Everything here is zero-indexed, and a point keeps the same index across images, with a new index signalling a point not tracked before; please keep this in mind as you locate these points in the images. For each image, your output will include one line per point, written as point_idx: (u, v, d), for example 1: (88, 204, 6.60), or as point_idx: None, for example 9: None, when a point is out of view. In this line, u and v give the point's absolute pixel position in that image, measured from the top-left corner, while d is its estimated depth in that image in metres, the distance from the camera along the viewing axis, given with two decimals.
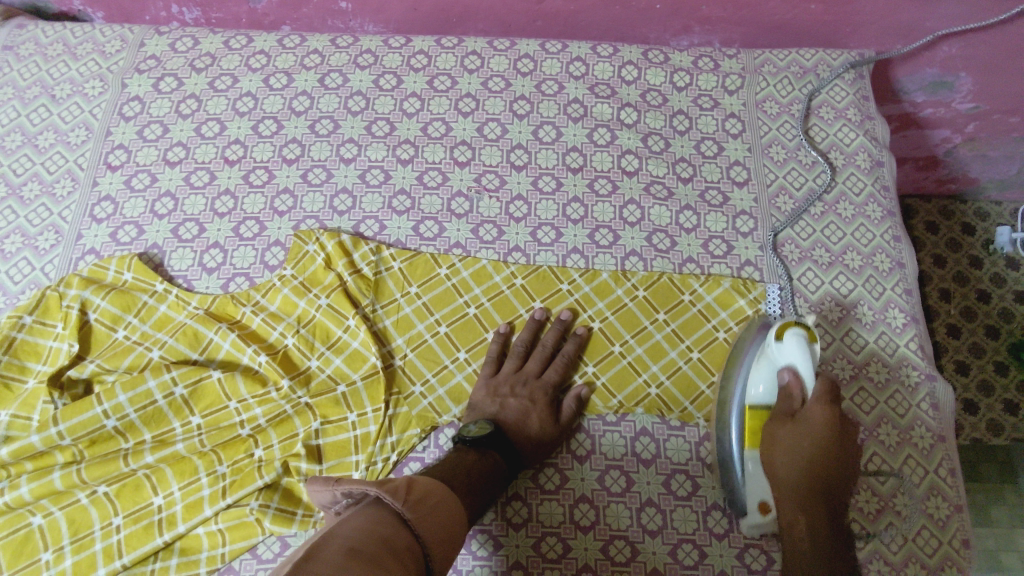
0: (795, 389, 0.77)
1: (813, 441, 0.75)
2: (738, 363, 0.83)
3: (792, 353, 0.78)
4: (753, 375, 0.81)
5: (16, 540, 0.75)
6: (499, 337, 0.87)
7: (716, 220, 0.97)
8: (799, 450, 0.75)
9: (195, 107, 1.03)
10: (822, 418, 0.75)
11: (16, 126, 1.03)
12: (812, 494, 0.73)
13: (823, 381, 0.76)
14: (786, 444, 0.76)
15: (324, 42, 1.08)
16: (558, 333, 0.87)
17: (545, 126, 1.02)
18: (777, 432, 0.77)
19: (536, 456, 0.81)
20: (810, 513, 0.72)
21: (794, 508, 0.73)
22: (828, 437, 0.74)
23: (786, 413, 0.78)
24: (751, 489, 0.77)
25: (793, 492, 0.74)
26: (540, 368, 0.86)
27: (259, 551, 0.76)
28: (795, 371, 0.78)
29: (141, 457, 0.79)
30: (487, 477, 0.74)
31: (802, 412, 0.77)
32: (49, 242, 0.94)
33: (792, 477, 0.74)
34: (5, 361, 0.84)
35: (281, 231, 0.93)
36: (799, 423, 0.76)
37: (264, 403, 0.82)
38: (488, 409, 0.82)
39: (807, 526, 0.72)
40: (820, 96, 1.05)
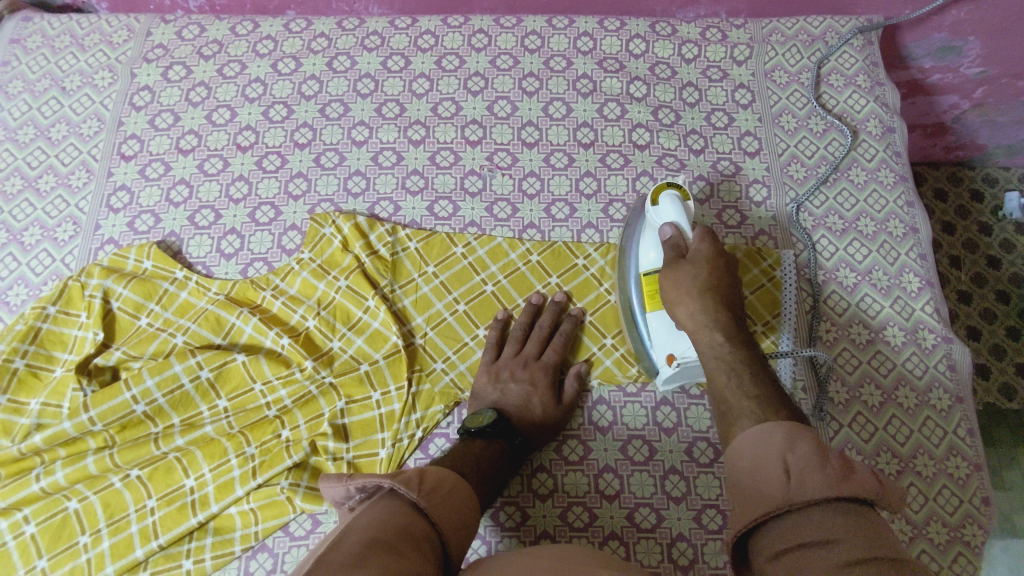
0: (676, 241, 0.76)
1: (706, 270, 0.72)
2: (633, 235, 0.84)
3: (667, 211, 0.78)
4: (644, 242, 0.81)
5: (53, 524, 0.74)
6: (499, 323, 0.87)
7: (730, 190, 0.97)
8: (694, 283, 0.72)
9: (205, 95, 1.00)
10: (707, 254, 0.74)
11: (28, 119, 0.99)
12: (725, 317, 0.69)
13: (700, 226, 0.76)
14: (677, 284, 0.73)
15: (330, 25, 1.06)
16: (554, 314, 0.87)
17: (555, 102, 1.01)
18: (672, 274, 0.75)
19: (543, 439, 0.81)
20: (726, 335, 0.68)
21: (711, 330, 0.69)
22: (717, 268, 0.73)
23: (678, 256, 0.75)
24: (657, 342, 0.79)
25: (703, 321, 0.69)
26: (540, 348, 0.86)
27: (292, 529, 0.77)
28: (675, 227, 0.77)
29: (172, 440, 0.78)
30: (494, 463, 0.75)
31: (691, 252, 0.75)
32: (68, 233, 0.91)
33: (704, 314, 0.70)
34: (31, 351, 0.82)
35: (297, 215, 0.93)
36: (689, 261, 0.74)
37: (290, 384, 0.82)
38: (490, 396, 0.82)
39: (727, 355, 0.66)
40: (829, 64, 1.05)
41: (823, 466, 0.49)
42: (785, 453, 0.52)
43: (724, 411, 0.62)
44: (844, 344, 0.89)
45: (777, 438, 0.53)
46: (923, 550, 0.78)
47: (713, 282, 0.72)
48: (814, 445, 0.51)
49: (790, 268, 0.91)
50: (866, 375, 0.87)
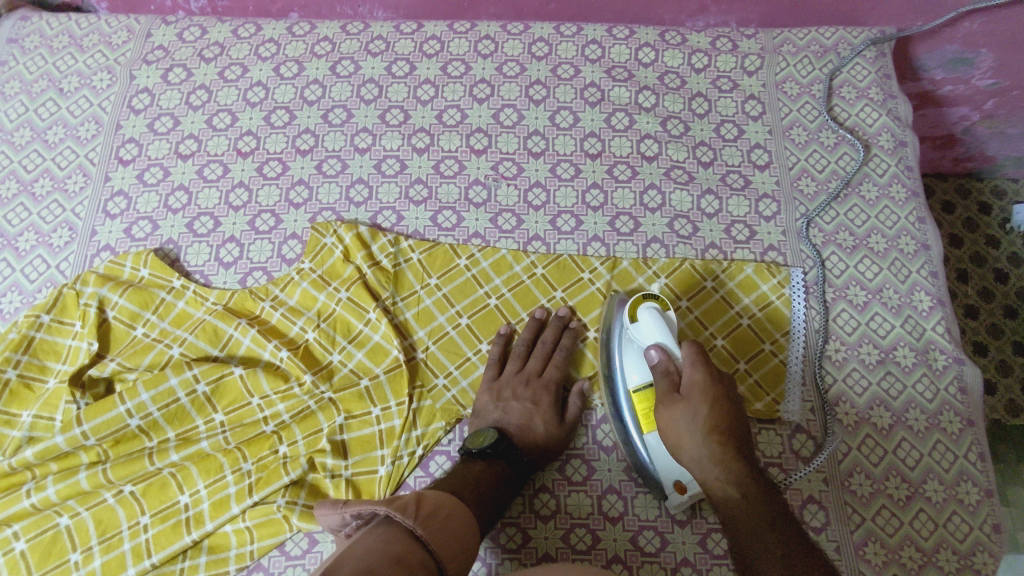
0: (666, 365, 0.74)
1: (705, 406, 0.68)
2: (612, 351, 0.81)
3: (651, 330, 0.76)
4: (629, 361, 0.78)
5: (44, 540, 0.72)
6: (501, 338, 0.86)
7: (739, 204, 0.95)
8: (695, 423, 0.68)
9: (206, 98, 0.98)
10: (702, 383, 0.70)
11: (24, 120, 0.97)
12: (736, 464, 0.65)
13: (688, 346, 0.72)
14: (677, 423, 0.69)
15: (334, 28, 1.04)
16: (557, 330, 0.85)
17: (562, 111, 1.00)
18: (668, 410, 0.70)
19: (546, 459, 0.79)
20: (743, 488, 0.64)
21: (724, 484, 0.64)
22: (716, 398, 0.68)
23: (671, 389, 0.72)
24: (662, 469, 0.75)
25: (716, 474, 0.65)
26: (544, 366, 0.85)
27: (288, 548, 0.75)
28: (662, 348, 0.75)
29: (167, 455, 0.77)
30: (495, 485, 0.73)
31: (684, 383, 0.71)
32: (63, 239, 0.89)
33: (712, 460, 0.66)
34: (24, 361, 0.80)
35: (298, 224, 0.91)
36: (683, 397, 0.70)
37: (288, 398, 0.80)
38: (491, 415, 0.80)
39: (746, 512, 0.62)
40: (841, 75, 1.03)
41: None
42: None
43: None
44: (854, 365, 0.87)
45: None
46: None
47: (717, 421, 0.67)
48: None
49: (797, 284, 0.90)
50: (875, 397, 0.85)
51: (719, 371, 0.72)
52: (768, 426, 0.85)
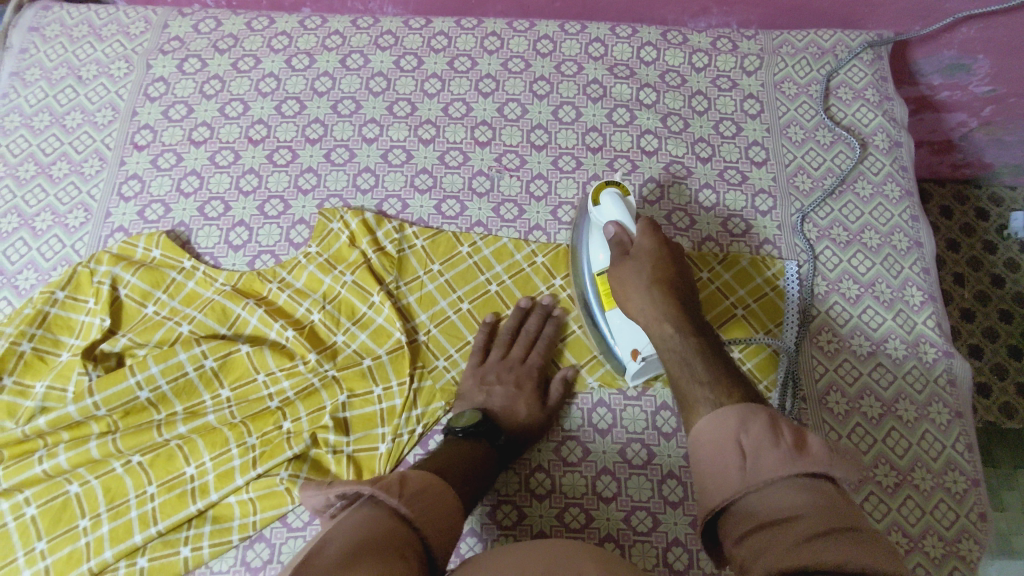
0: (621, 237, 0.79)
1: (651, 263, 0.75)
2: (579, 237, 0.87)
3: (609, 209, 0.81)
4: (592, 243, 0.84)
5: (54, 507, 0.74)
6: (486, 326, 0.88)
7: (736, 199, 0.98)
8: (639, 279, 0.74)
9: (219, 88, 1.01)
10: (651, 248, 0.76)
11: (43, 105, 1.00)
12: (674, 308, 0.70)
13: (642, 220, 0.78)
14: (625, 280, 0.75)
15: (345, 23, 1.07)
16: (541, 318, 0.88)
17: (565, 106, 1.02)
18: (617, 271, 0.77)
19: (528, 442, 0.81)
20: (676, 324, 0.68)
21: (660, 322, 0.69)
22: (660, 259, 0.75)
23: (622, 253, 0.78)
24: (622, 339, 0.82)
25: (655, 313, 0.70)
26: (528, 352, 0.87)
27: (290, 520, 0.77)
28: (618, 223, 0.80)
29: (174, 427, 0.79)
30: (482, 462, 0.74)
31: (635, 248, 0.77)
32: (79, 220, 0.92)
33: (651, 303, 0.71)
34: (38, 334, 0.83)
35: (306, 210, 0.93)
36: (633, 257, 0.76)
37: (293, 376, 0.82)
38: (476, 398, 0.83)
39: (678, 343, 0.66)
40: (838, 76, 1.06)
41: (776, 442, 0.51)
42: (740, 433, 0.53)
43: (682, 398, 0.61)
44: (845, 356, 0.89)
45: (730, 418, 0.54)
46: (918, 562, 0.78)
47: (659, 274, 0.74)
48: (770, 425, 0.53)
49: (791, 278, 0.93)
50: (866, 387, 0.87)
51: (668, 241, 0.78)
52: None
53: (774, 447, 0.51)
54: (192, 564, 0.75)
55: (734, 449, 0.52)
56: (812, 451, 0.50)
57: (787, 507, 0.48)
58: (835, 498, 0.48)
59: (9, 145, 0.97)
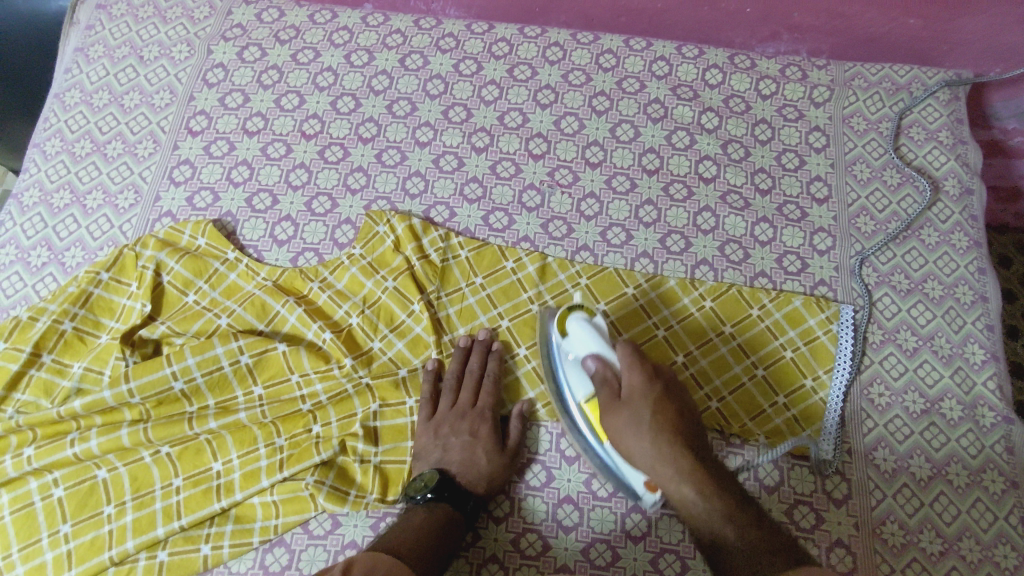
0: (606, 373, 0.71)
1: (649, 408, 0.69)
2: (551, 368, 0.79)
3: (586, 341, 0.73)
4: (572, 377, 0.76)
5: (82, 490, 0.74)
6: (430, 373, 0.82)
7: (793, 235, 0.94)
8: (641, 430, 0.69)
9: (276, 78, 1.00)
10: (641, 386, 0.70)
11: (103, 84, 1.00)
12: (686, 460, 0.67)
13: (624, 350, 0.71)
14: (624, 433, 0.69)
15: (407, 22, 1.06)
16: (481, 353, 0.84)
17: (624, 124, 1.00)
18: (612, 421, 0.70)
19: (496, 491, 0.78)
20: (698, 487, 0.66)
21: (678, 484, 0.67)
22: (656, 401, 0.70)
23: (612, 397, 0.71)
24: (629, 473, 0.74)
25: (673, 475, 0.67)
26: (477, 394, 0.82)
27: (312, 527, 0.76)
28: (599, 356, 0.72)
29: (206, 421, 0.78)
30: (438, 531, 0.71)
31: (624, 390, 0.71)
32: (128, 201, 0.92)
33: (666, 462, 0.67)
34: (80, 314, 0.82)
35: (353, 210, 0.92)
36: (625, 403, 0.70)
37: (326, 379, 0.81)
38: (433, 455, 0.78)
39: (702, 507, 0.66)
40: (911, 115, 1.02)
41: None
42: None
43: (729, 570, 0.64)
44: (896, 411, 0.84)
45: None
46: None
47: (662, 422, 0.69)
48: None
49: (847, 321, 0.88)
50: (916, 446, 0.83)
51: (654, 368, 0.72)
52: (801, 463, 0.82)
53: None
54: (211, 563, 0.74)
55: None
56: None
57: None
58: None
59: (68, 120, 0.98)
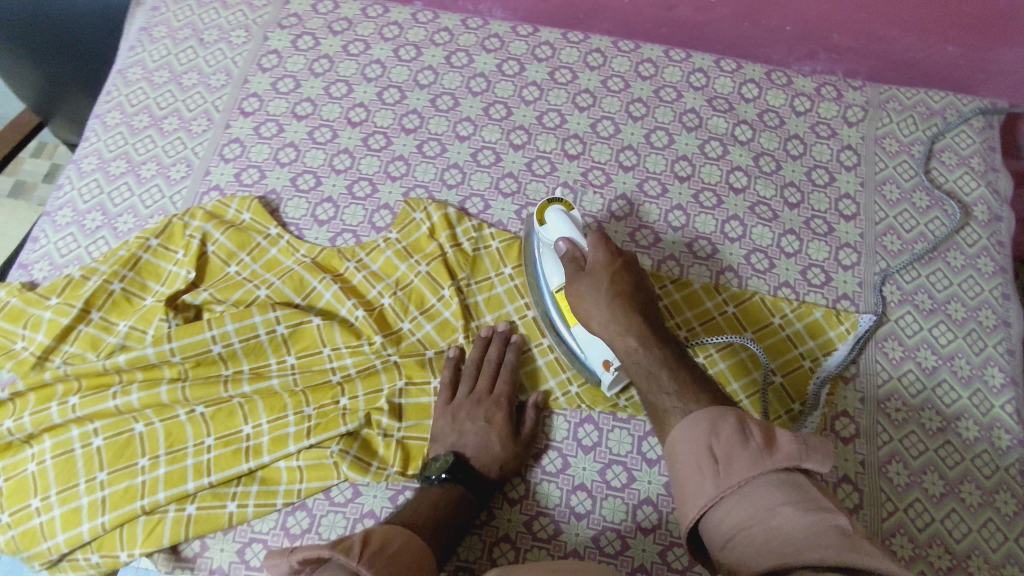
0: (574, 253, 0.79)
1: (608, 278, 0.77)
2: (530, 260, 0.88)
3: (558, 227, 0.81)
4: (546, 265, 0.84)
5: (119, 441, 0.78)
6: (451, 360, 0.84)
7: (819, 248, 0.96)
8: (598, 294, 0.76)
9: (327, 67, 1.05)
10: (605, 262, 0.78)
11: (164, 62, 1.05)
12: (637, 323, 0.73)
13: (592, 233, 0.79)
14: (584, 297, 0.77)
15: (455, 21, 1.10)
16: (500, 344, 0.86)
17: (658, 131, 1.02)
18: (576, 290, 0.78)
19: (509, 477, 0.80)
20: (642, 340, 0.72)
21: (622, 336, 0.73)
22: (615, 273, 0.77)
23: (577, 270, 0.79)
24: (590, 353, 0.81)
25: (619, 329, 0.73)
26: (494, 382, 0.84)
27: (333, 494, 0.79)
28: (569, 240, 0.80)
29: (240, 385, 0.82)
30: (452, 511, 0.74)
31: (589, 264, 0.78)
32: (180, 173, 0.96)
33: (614, 322, 0.74)
34: (129, 276, 0.87)
35: (392, 196, 0.96)
36: (588, 274, 0.78)
37: (356, 354, 0.84)
38: (448, 439, 0.80)
39: (643, 357, 0.70)
40: (944, 140, 1.03)
41: (746, 445, 0.54)
42: (711, 440, 0.56)
43: (654, 410, 0.65)
44: (912, 427, 0.85)
45: (701, 423, 0.58)
46: None
47: (618, 291, 0.76)
48: (737, 425, 0.56)
49: (866, 335, 0.90)
50: (931, 463, 0.83)
51: (618, 249, 0.80)
52: None
53: (742, 447, 0.54)
54: (235, 520, 0.77)
55: (708, 460, 0.55)
56: (780, 450, 0.54)
57: (763, 500, 0.51)
58: (806, 486, 0.52)
59: (128, 95, 1.03)
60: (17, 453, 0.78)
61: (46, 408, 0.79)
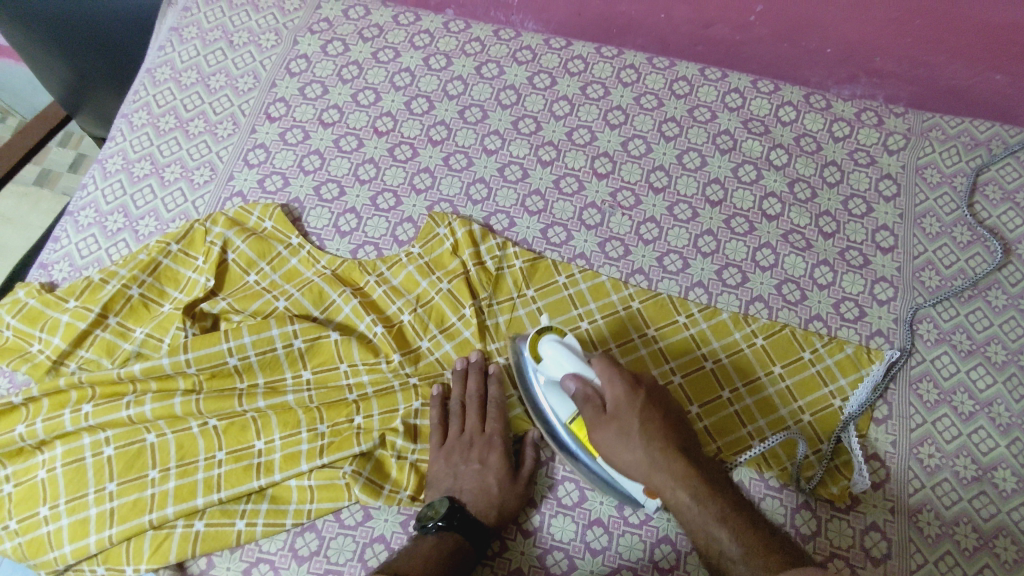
0: (587, 391, 0.72)
1: (637, 418, 0.70)
2: (531, 389, 0.80)
3: (561, 361, 0.74)
4: (553, 398, 0.77)
5: (129, 452, 0.77)
6: (438, 400, 0.82)
7: (854, 281, 0.92)
8: (629, 440, 0.69)
9: (356, 74, 1.03)
10: (625, 398, 0.71)
11: (193, 63, 1.04)
12: (680, 466, 0.67)
13: (601, 365, 0.73)
14: (613, 446, 0.70)
15: (487, 31, 1.08)
16: (479, 379, 0.83)
17: (691, 152, 0.99)
18: (601, 437, 0.71)
19: (510, 519, 0.77)
20: (694, 494, 0.66)
21: (675, 487, 0.66)
22: (642, 413, 0.70)
23: (597, 412, 0.71)
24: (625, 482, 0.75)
25: (668, 481, 0.67)
26: (483, 421, 0.82)
27: (343, 516, 0.77)
28: (577, 376, 0.73)
29: (255, 399, 0.80)
30: (447, 561, 0.70)
31: (608, 403, 0.71)
32: (203, 177, 0.95)
33: (660, 470, 0.68)
34: (147, 282, 0.86)
35: (416, 209, 0.94)
36: (612, 418, 0.71)
37: (374, 372, 0.82)
38: (445, 482, 0.78)
39: (698, 514, 0.65)
40: (988, 172, 0.99)
41: None
42: None
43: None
44: (946, 475, 0.81)
45: None
46: None
47: (652, 433, 0.69)
48: None
49: (894, 373, 0.87)
50: (964, 514, 0.79)
51: (634, 377, 0.73)
52: (841, 515, 0.79)
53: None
54: (243, 539, 0.75)
55: None
56: None
57: None
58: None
59: (156, 95, 1.02)
60: (28, 459, 0.78)
61: (59, 415, 0.78)
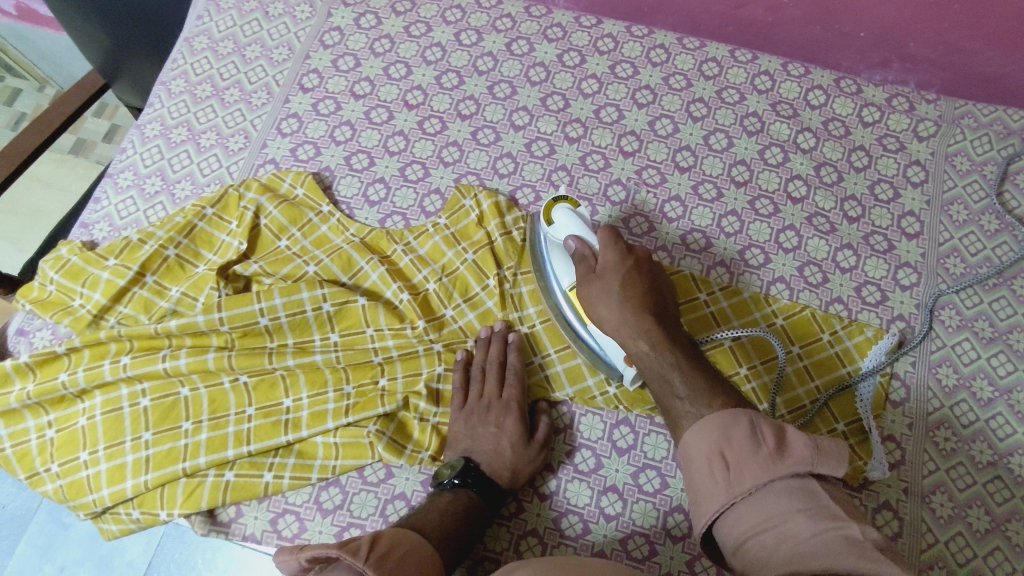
0: (584, 250, 0.78)
1: (619, 277, 0.74)
2: (541, 259, 0.86)
3: (568, 226, 0.80)
4: (556, 265, 0.83)
5: (164, 404, 0.80)
6: (461, 364, 0.83)
7: (876, 266, 0.93)
8: (609, 296, 0.73)
9: (388, 48, 1.05)
10: (615, 260, 0.76)
11: (229, 34, 1.06)
12: (647, 321, 0.70)
13: (603, 231, 0.77)
14: (596, 300, 0.74)
15: (518, 7, 1.08)
16: (500, 345, 0.84)
17: (718, 133, 1.00)
18: (586, 291, 0.76)
19: (523, 483, 0.79)
20: (654, 342, 0.68)
21: (637, 338, 0.70)
22: (625, 273, 0.74)
23: (588, 271, 0.77)
24: (609, 351, 0.79)
25: (633, 329, 0.70)
26: (502, 386, 0.82)
27: (366, 473, 0.80)
28: (579, 238, 0.79)
29: (284, 358, 0.83)
30: (461, 517, 0.73)
31: (599, 264, 0.76)
32: (238, 145, 0.98)
33: (629, 322, 0.71)
34: (183, 243, 0.88)
35: (443, 181, 0.96)
36: (599, 275, 0.75)
37: (399, 336, 0.84)
38: (462, 443, 0.79)
39: (657, 360, 0.67)
40: (1020, 161, 0.98)
41: (757, 448, 0.54)
42: (723, 444, 0.55)
43: (671, 416, 0.63)
44: (961, 458, 0.82)
45: (713, 430, 0.57)
46: None
47: (631, 290, 0.73)
48: (749, 431, 0.55)
49: (907, 354, 0.87)
50: (977, 497, 0.80)
51: (628, 246, 0.77)
52: (854, 493, 0.80)
53: (753, 455, 0.54)
54: (271, 490, 0.78)
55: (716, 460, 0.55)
56: (792, 455, 0.53)
57: (777, 507, 0.51)
58: (820, 492, 0.52)
59: (193, 63, 1.04)
60: (70, 407, 0.82)
61: (99, 365, 0.81)
